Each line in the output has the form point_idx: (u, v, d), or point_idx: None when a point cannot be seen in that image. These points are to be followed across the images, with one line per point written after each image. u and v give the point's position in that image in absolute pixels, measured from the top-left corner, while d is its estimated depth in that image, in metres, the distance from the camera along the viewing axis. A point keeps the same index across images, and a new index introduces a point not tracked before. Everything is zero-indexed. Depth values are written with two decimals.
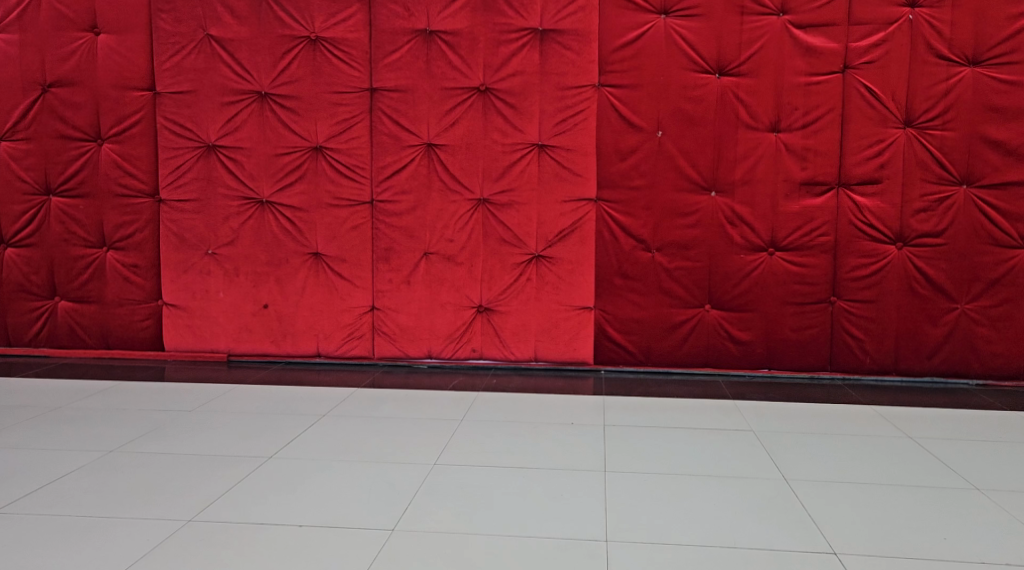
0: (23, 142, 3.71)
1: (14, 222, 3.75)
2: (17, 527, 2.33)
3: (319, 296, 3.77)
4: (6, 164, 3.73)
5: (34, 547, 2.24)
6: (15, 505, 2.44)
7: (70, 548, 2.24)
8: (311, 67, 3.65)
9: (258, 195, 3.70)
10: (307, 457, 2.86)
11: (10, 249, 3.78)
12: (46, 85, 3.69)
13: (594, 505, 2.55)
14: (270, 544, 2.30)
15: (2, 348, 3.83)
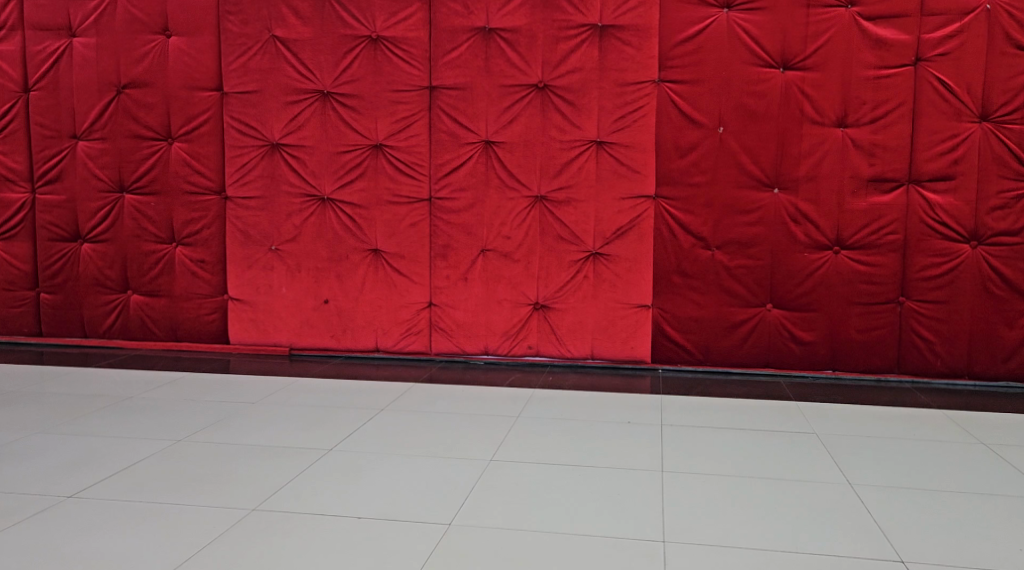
0: (99, 141, 3.86)
1: (89, 219, 3.90)
2: (92, 510, 2.44)
3: (378, 291, 3.84)
4: (81, 163, 3.88)
5: (108, 528, 2.34)
6: (90, 490, 2.56)
7: (141, 531, 2.33)
8: (372, 66, 3.71)
9: (319, 192, 3.79)
10: (366, 451, 2.93)
11: (85, 245, 3.93)
12: (120, 87, 3.83)
13: (651, 506, 2.53)
14: (330, 532, 2.35)
15: (78, 340, 4.00)
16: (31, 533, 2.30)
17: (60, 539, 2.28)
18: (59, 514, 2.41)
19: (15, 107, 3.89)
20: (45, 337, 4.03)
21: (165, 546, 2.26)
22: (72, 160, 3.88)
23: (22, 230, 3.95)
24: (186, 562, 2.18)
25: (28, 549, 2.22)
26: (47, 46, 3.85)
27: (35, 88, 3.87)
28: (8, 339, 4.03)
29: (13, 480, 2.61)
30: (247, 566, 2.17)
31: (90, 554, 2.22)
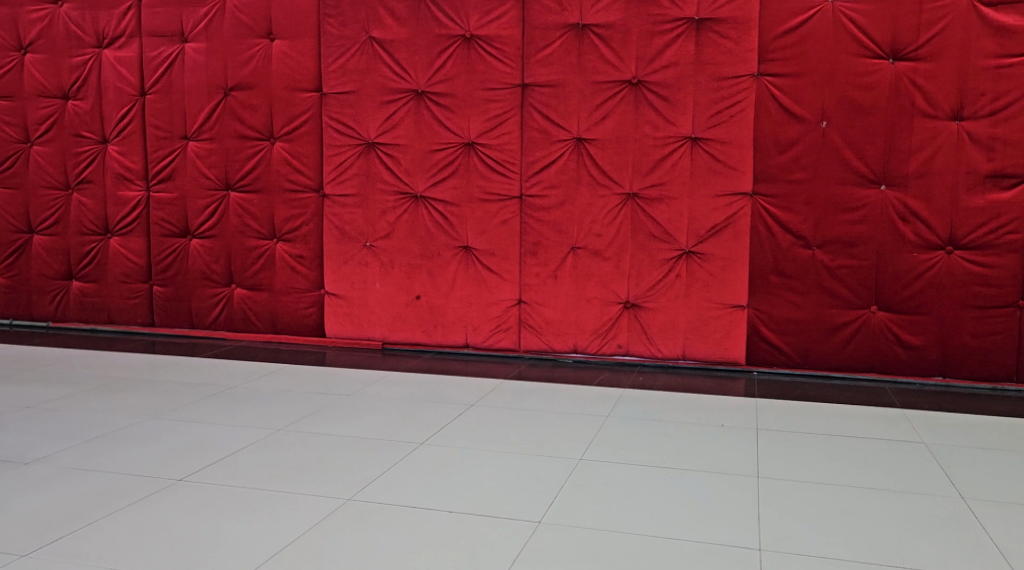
0: (208, 142, 4.06)
1: (198, 216, 4.10)
2: (199, 494, 2.57)
3: (469, 288, 3.89)
4: (192, 162, 4.08)
5: (214, 511, 2.45)
6: (198, 474, 2.71)
7: (244, 515, 2.44)
8: (466, 65, 3.75)
9: (413, 190, 3.87)
10: (457, 446, 2.98)
11: (194, 240, 4.13)
12: (228, 89, 4.01)
13: (746, 513, 2.46)
14: (423, 524, 2.40)
15: (187, 330, 4.21)
16: (144, 512, 2.43)
17: (171, 518, 2.40)
18: (170, 496, 2.55)
19: (132, 110, 4.12)
20: (157, 327, 4.26)
21: (267, 530, 2.35)
22: (183, 159, 4.09)
23: (137, 226, 4.18)
24: (288, 545, 2.26)
25: (142, 527, 2.35)
26: (162, 51, 4.06)
27: (150, 91, 4.09)
28: (124, 329, 4.28)
29: (128, 463, 2.78)
30: (344, 552, 2.23)
31: (197, 533, 2.32)
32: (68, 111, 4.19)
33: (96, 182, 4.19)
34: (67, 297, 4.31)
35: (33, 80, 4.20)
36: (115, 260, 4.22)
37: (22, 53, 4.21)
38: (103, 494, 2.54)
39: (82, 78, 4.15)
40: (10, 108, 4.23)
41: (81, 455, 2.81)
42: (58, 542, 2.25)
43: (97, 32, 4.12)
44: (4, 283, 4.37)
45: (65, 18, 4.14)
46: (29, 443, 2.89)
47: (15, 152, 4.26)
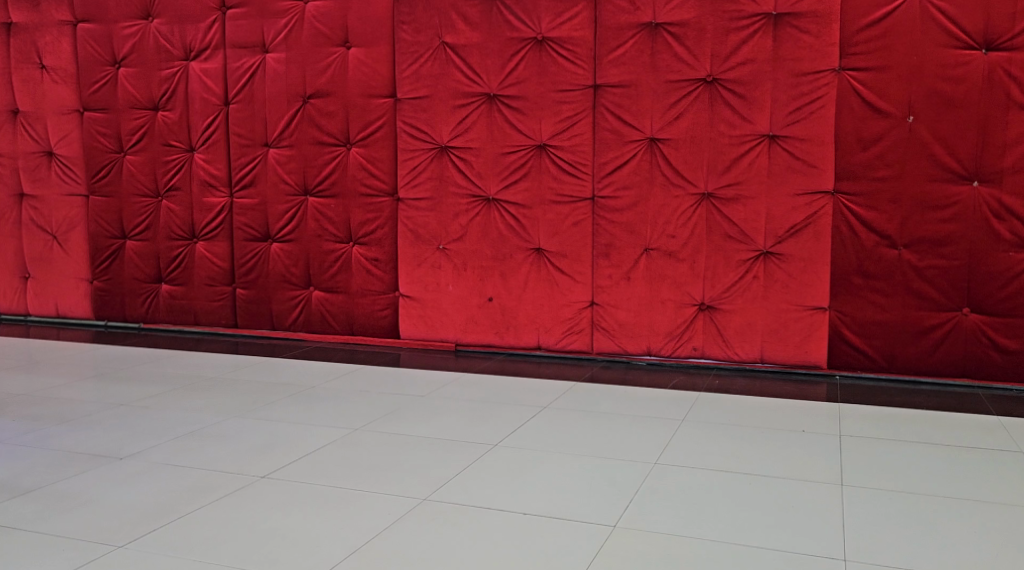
0: (287, 148, 4.18)
1: (278, 220, 4.23)
2: (279, 491, 2.65)
3: (542, 290, 3.89)
4: (272, 168, 4.21)
5: (295, 508, 2.52)
6: (279, 472, 2.79)
7: (324, 512, 2.50)
8: (537, 67, 3.76)
9: (486, 193, 3.90)
10: (530, 448, 2.99)
11: (274, 244, 4.26)
12: (306, 97, 4.12)
13: (829, 522, 2.39)
14: (497, 525, 2.41)
15: (267, 331, 4.35)
16: (229, 508, 2.52)
17: (254, 515, 2.48)
18: (252, 493, 2.63)
19: (217, 119, 4.28)
20: (240, 329, 4.40)
21: (346, 527, 2.40)
22: (265, 166, 4.23)
23: (221, 231, 4.33)
24: (365, 543, 2.30)
25: (227, 522, 2.43)
26: (244, 62, 4.20)
27: (234, 101, 4.24)
28: (209, 331, 4.45)
29: (214, 460, 2.88)
30: (419, 550, 2.26)
31: (279, 529, 2.39)
32: (157, 122, 4.38)
33: (183, 189, 4.38)
34: (156, 299, 4.51)
35: (125, 92, 4.40)
36: (200, 264, 4.39)
37: (115, 67, 4.42)
38: (190, 490, 2.65)
39: (171, 90, 4.33)
40: (105, 120, 4.45)
41: (171, 452, 2.94)
42: (151, 534, 2.35)
43: (184, 45, 4.30)
44: (98, 285, 4.60)
45: (155, 33, 4.33)
46: (123, 439, 3.03)
47: (109, 161, 4.47)
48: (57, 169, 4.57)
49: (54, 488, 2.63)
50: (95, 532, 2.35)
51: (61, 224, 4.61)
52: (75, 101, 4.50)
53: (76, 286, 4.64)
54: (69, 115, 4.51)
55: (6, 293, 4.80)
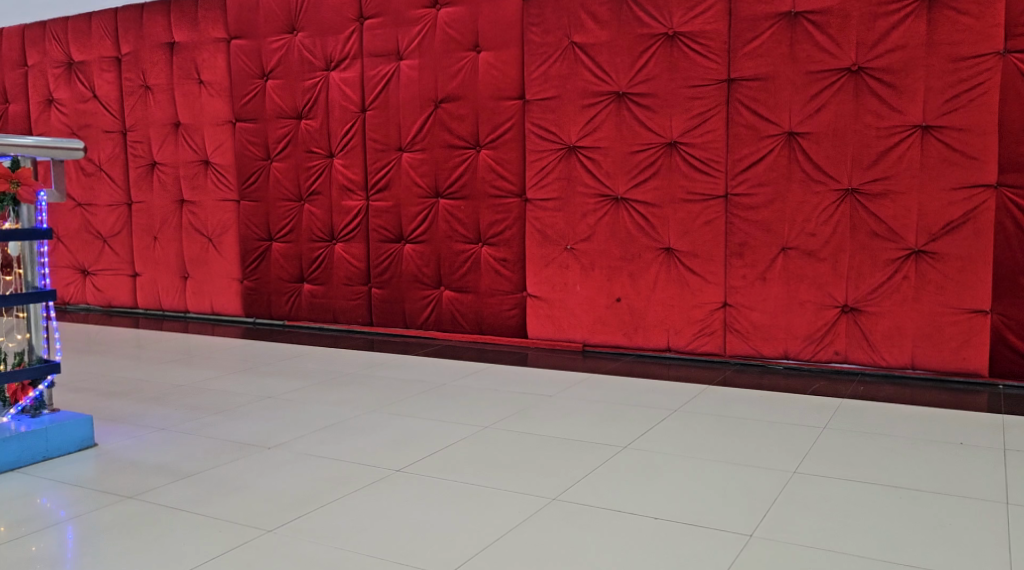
0: (420, 152, 4.30)
1: (411, 222, 4.36)
2: (412, 485, 2.73)
3: (671, 290, 3.81)
4: (406, 172, 4.35)
5: (428, 503, 2.59)
6: (414, 466, 2.88)
7: (457, 507, 2.56)
8: (669, 64, 3.69)
9: (614, 192, 3.86)
10: (660, 452, 2.93)
11: (407, 245, 4.40)
12: (437, 102, 4.23)
13: (993, 543, 2.20)
14: (628, 529, 2.37)
15: (401, 330, 4.49)
16: (367, 499, 2.62)
17: (391, 507, 2.57)
18: (388, 485, 2.73)
19: (354, 126, 4.46)
20: (375, 327, 4.57)
21: (478, 523, 2.44)
22: (399, 169, 4.37)
23: (358, 233, 4.52)
24: (496, 540, 2.33)
25: (366, 513, 2.53)
26: (380, 70, 4.36)
27: (370, 108, 4.41)
28: (346, 328, 4.64)
29: (353, 452, 3.01)
30: (550, 550, 2.26)
31: (414, 522, 2.46)
32: (300, 130, 4.63)
33: (324, 193, 4.59)
34: (299, 298, 4.76)
35: (272, 103, 4.69)
36: (339, 265, 4.60)
37: (264, 79, 4.71)
38: (331, 480, 2.77)
39: (313, 99, 4.56)
40: (255, 130, 4.75)
41: (313, 443, 3.10)
42: (297, 521, 2.48)
43: (325, 56, 4.51)
44: (248, 285, 4.91)
45: (298, 45, 4.58)
46: (271, 430, 3.22)
47: (258, 168, 4.77)
48: (213, 176, 4.93)
49: (211, 474, 2.83)
50: (247, 516, 2.51)
51: (215, 227, 4.96)
52: (228, 112, 4.83)
53: (229, 285, 4.98)
54: (224, 125, 4.86)
55: (169, 291, 5.21)
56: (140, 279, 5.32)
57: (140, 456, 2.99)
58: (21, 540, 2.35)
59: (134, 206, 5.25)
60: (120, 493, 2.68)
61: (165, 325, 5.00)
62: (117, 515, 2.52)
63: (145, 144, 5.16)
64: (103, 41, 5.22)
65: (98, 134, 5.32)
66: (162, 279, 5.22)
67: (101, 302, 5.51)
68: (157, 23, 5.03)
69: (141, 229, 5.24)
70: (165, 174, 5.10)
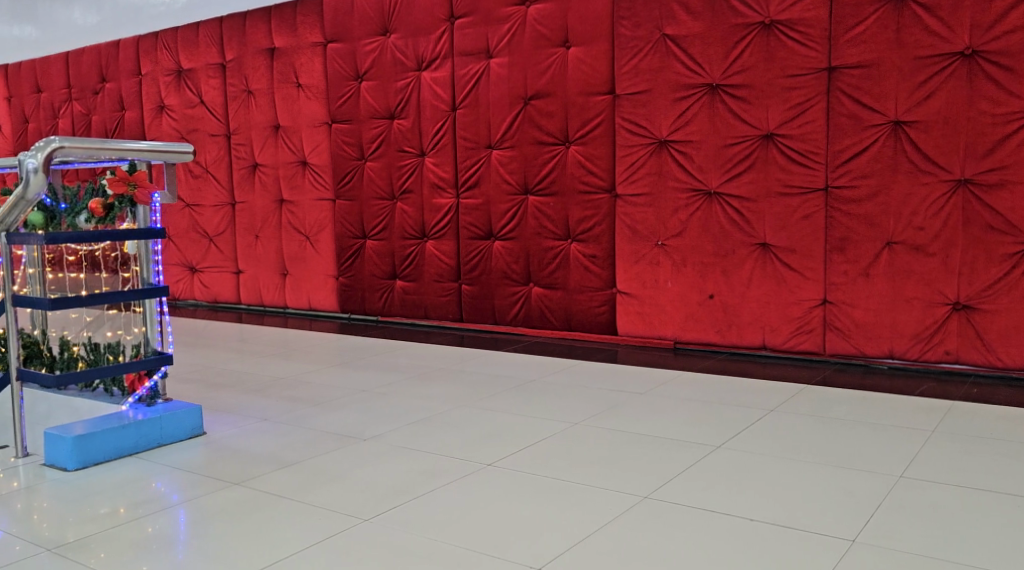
0: (509, 149, 4.32)
1: (500, 219, 4.39)
2: (502, 479, 2.75)
3: (766, 287, 3.71)
4: (496, 169, 4.37)
5: (518, 497, 2.61)
6: (504, 460, 2.91)
7: (548, 502, 2.56)
8: (765, 54, 3.59)
9: (707, 186, 3.78)
10: (754, 452, 2.86)
11: (497, 242, 4.43)
12: (527, 98, 4.24)
13: None
14: (723, 530, 2.32)
15: (492, 326, 4.52)
16: (459, 492, 2.66)
17: (482, 501, 2.60)
18: (479, 479, 2.76)
19: (445, 124, 4.52)
20: (466, 323, 4.62)
21: (568, 519, 2.44)
22: (488, 167, 4.41)
23: (449, 230, 4.58)
24: (586, 537, 2.32)
25: (458, 506, 2.57)
26: (470, 69, 4.41)
27: (460, 106, 4.46)
28: (438, 323, 4.71)
29: (445, 445, 3.06)
30: (641, 549, 2.24)
31: (505, 516, 2.48)
32: (393, 129, 4.72)
33: (415, 191, 4.68)
34: (392, 294, 4.87)
35: (366, 104, 4.80)
36: (430, 261, 4.67)
37: (358, 81, 4.84)
38: (424, 473, 2.83)
39: (405, 99, 4.65)
40: (349, 130, 4.89)
41: (406, 436, 3.17)
42: (392, 511, 2.54)
43: (417, 56, 4.59)
44: (343, 281, 5.06)
45: (391, 47, 4.68)
46: (366, 423, 3.31)
47: (353, 168, 4.90)
48: (311, 176, 5.10)
49: (311, 464, 2.94)
50: (345, 505, 2.59)
51: (313, 226, 5.13)
52: (325, 114, 4.99)
53: (326, 282, 5.14)
54: (320, 127, 5.02)
55: (269, 288, 5.43)
56: (243, 276, 5.56)
57: (245, 445, 3.12)
58: (136, 522, 2.49)
59: (237, 206, 5.49)
60: (227, 480, 2.81)
61: (266, 320, 5.20)
62: (224, 501, 2.64)
63: (247, 147, 5.38)
64: (209, 49, 5.47)
65: (205, 137, 5.59)
66: (263, 276, 5.44)
67: (208, 298, 5.79)
68: (259, 30, 5.23)
69: (244, 228, 5.48)
70: (266, 175, 5.31)
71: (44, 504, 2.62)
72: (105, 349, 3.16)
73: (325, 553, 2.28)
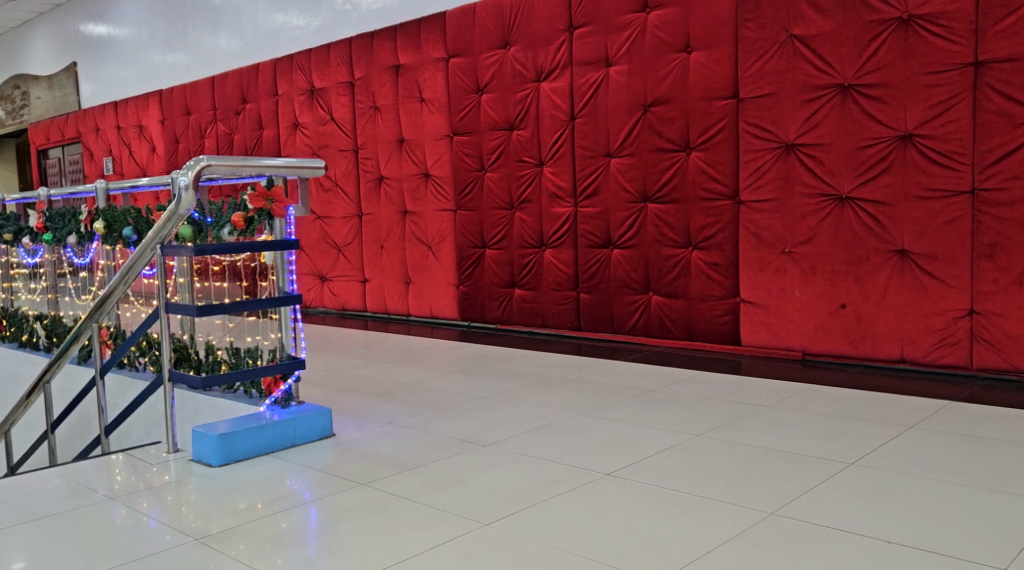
0: (628, 157, 4.29)
1: (619, 227, 4.36)
2: (622, 488, 2.73)
3: (905, 296, 3.50)
4: (615, 177, 4.35)
5: (637, 508, 2.57)
6: (624, 470, 2.88)
7: (669, 515, 2.51)
8: (902, 50, 3.40)
9: (838, 191, 3.62)
10: (892, 471, 2.70)
11: (615, 250, 4.40)
12: (646, 106, 4.20)
13: None
14: (857, 552, 2.20)
15: (611, 335, 4.49)
16: (577, 500, 2.65)
17: (601, 510, 2.58)
18: (597, 488, 2.75)
19: (563, 133, 4.54)
20: (584, 332, 4.61)
21: (690, 532, 2.39)
22: (607, 175, 4.39)
23: (567, 239, 4.58)
24: (710, 551, 2.26)
25: (577, 514, 2.56)
26: (589, 78, 4.41)
27: (579, 115, 4.47)
28: (557, 332, 4.72)
29: (565, 453, 3.07)
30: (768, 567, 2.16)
31: (624, 527, 2.45)
32: (512, 140, 4.78)
33: (534, 201, 4.71)
34: (510, 302, 4.92)
35: (486, 116, 4.89)
36: (548, 270, 4.68)
37: (479, 94, 4.94)
38: (543, 480, 2.85)
39: (524, 110, 4.70)
40: (470, 142, 5.00)
41: (526, 443, 3.19)
42: (513, 516, 2.57)
43: (536, 67, 4.63)
44: (463, 290, 5.16)
45: (511, 59, 4.75)
46: (486, 429, 3.36)
47: (473, 179, 5.01)
48: (433, 188, 5.25)
49: (434, 467, 3.01)
50: (467, 509, 2.64)
51: (435, 236, 5.27)
52: (446, 127, 5.13)
53: (446, 290, 5.26)
54: (442, 140, 5.16)
55: (393, 296, 5.61)
56: (369, 285, 5.78)
57: (370, 447, 3.24)
58: (273, 517, 2.63)
59: (364, 217, 5.72)
60: (355, 480, 2.92)
61: (390, 327, 5.38)
62: (353, 500, 2.75)
63: (373, 160, 5.60)
64: (339, 68, 5.73)
65: (335, 153, 5.86)
66: (388, 285, 5.63)
67: (336, 305, 6.05)
68: (385, 48, 5.43)
69: (370, 238, 5.69)
70: (391, 187, 5.51)
71: (192, 498, 2.81)
72: (245, 353, 3.36)
73: (448, 555, 2.33)
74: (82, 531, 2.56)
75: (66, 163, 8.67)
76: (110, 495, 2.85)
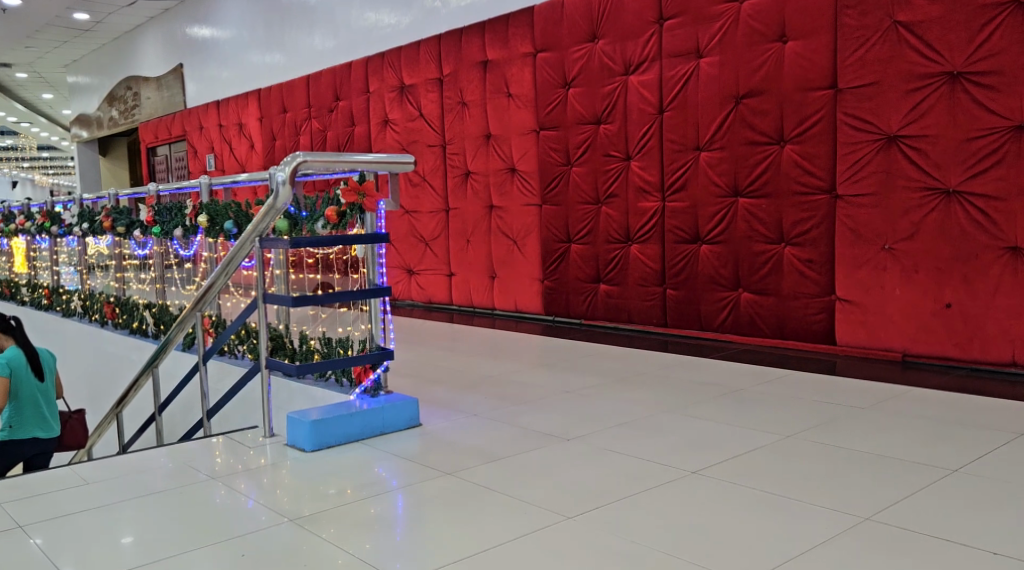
0: (718, 150, 4.19)
1: (707, 222, 4.27)
2: (709, 487, 2.68)
3: (1017, 296, 3.30)
4: (704, 171, 4.25)
5: (724, 507, 2.52)
6: (710, 469, 2.82)
7: (757, 515, 2.45)
8: (1018, 35, 3.20)
9: (944, 185, 3.45)
10: (1000, 479, 2.55)
11: (703, 246, 4.31)
12: (738, 98, 4.09)
13: None
14: (961, 562, 2.10)
15: (698, 332, 4.40)
16: (661, 498, 2.62)
17: (686, 508, 2.54)
18: (682, 486, 2.71)
19: (652, 127, 4.47)
20: (671, 328, 4.54)
21: (779, 534, 2.32)
22: (696, 169, 4.30)
23: (653, 234, 4.52)
24: (800, 554, 2.20)
25: (661, 511, 2.53)
26: (678, 70, 4.33)
27: (667, 108, 4.39)
28: (642, 329, 4.66)
29: (649, 450, 3.03)
30: None
31: (708, 526, 2.40)
32: (599, 134, 4.75)
33: (621, 196, 4.67)
34: (595, 298, 4.89)
35: (573, 110, 4.87)
36: (635, 265, 4.63)
37: (566, 89, 4.93)
38: (627, 475, 2.82)
39: (611, 104, 4.66)
40: (557, 137, 4.99)
41: (609, 438, 3.17)
42: (597, 510, 2.56)
43: (624, 60, 4.58)
44: (548, 284, 5.16)
45: (598, 53, 4.71)
46: (569, 423, 3.35)
47: (559, 173, 5.00)
48: (518, 182, 5.27)
49: (518, 459, 3.03)
50: (551, 502, 2.64)
51: (520, 231, 5.29)
52: (533, 122, 5.14)
53: (531, 285, 5.28)
54: (529, 134, 5.17)
55: (479, 290, 5.66)
56: (455, 279, 5.85)
57: (454, 438, 3.28)
58: (363, 502, 2.71)
59: (452, 212, 5.80)
60: (441, 469, 2.97)
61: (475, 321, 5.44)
62: (438, 488, 2.80)
63: (461, 156, 5.68)
64: (429, 65, 5.83)
65: (424, 148, 5.97)
66: (473, 279, 5.69)
67: (423, 298, 6.15)
68: (473, 44, 5.48)
69: (457, 233, 5.77)
70: (478, 182, 5.56)
71: (286, 480, 2.92)
72: (336, 343, 3.47)
73: (531, 546, 2.34)
74: (186, 508, 2.70)
75: (174, 160, 9.20)
76: (211, 475, 2.99)
